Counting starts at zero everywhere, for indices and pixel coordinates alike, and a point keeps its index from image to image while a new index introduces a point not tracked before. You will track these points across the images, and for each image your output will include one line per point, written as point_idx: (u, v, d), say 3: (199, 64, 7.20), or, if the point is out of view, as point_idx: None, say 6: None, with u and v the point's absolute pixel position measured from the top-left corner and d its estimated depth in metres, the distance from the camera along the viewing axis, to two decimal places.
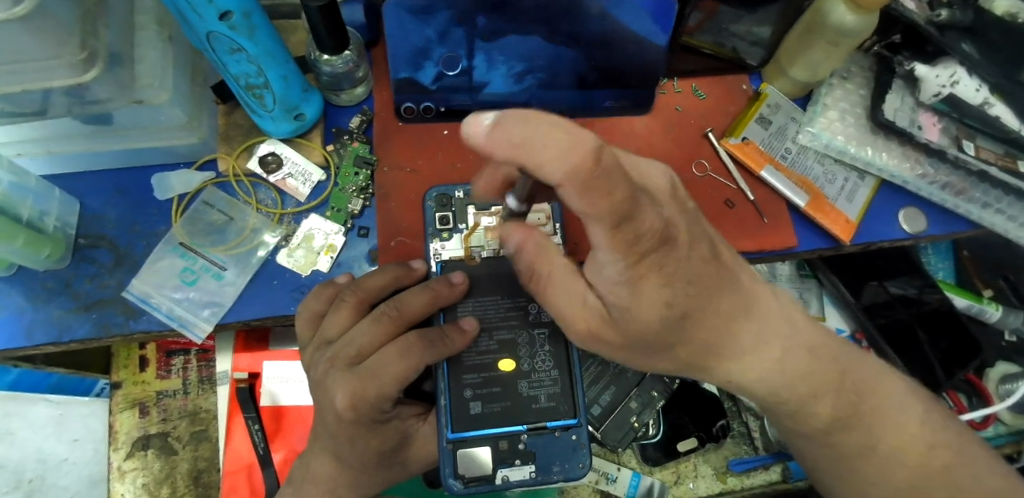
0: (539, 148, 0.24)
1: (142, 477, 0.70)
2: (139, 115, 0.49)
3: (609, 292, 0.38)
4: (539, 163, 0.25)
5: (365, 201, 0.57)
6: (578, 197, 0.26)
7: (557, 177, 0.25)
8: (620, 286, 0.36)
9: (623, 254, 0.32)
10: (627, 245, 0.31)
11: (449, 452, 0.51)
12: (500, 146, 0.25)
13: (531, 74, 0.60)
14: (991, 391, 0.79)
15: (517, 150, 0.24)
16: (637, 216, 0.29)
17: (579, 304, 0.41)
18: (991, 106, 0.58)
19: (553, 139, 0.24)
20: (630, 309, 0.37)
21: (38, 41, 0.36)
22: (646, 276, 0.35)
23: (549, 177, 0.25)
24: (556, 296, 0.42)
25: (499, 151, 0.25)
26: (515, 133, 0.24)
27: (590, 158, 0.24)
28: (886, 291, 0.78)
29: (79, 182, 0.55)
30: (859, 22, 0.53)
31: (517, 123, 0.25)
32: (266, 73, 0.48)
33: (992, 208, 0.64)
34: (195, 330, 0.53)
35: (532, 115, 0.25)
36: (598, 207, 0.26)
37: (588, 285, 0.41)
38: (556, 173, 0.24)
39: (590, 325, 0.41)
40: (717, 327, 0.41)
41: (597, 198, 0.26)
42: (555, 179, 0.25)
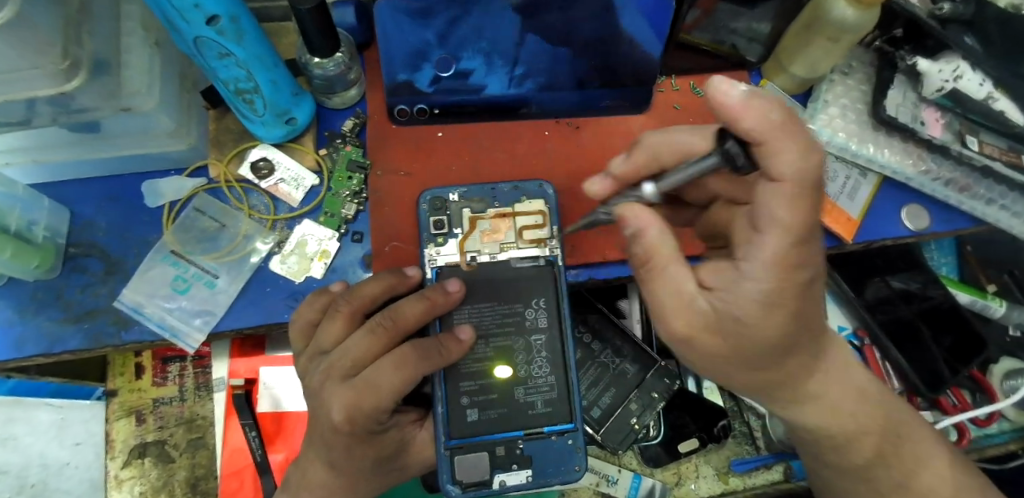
0: (787, 148, 0.32)
1: (139, 485, 0.69)
2: (127, 122, 0.48)
3: (732, 303, 0.35)
4: (779, 152, 0.32)
5: (359, 206, 0.56)
6: (790, 199, 0.32)
7: (787, 173, 0.32)
8: (755, 304, 0.34)
9: (783, 272, 0.33)
10: (790, 267, 0.33)
11: (446, 459, 0.50)
12: (755, 114, 0.32)
13: (529, 78, 0.59)
14: (995, 387, 0.78)
15: (772, 126, 0.31)
16: (812, 245, 0.33)
17: (684, 304, 0.36)
18: (996, 101, 0.57)
19: (800, 141, 0.32)
20: (749, 327, 0.35)
21: (16, 51, 0.35)
22: (783, 303, 0.34)
23: (782, 170, 0.32)
24: (660, 290, 0.37)
25: (750, 119, 0.32)
26: (776, 117, 0.31)
27: (820, 167, 0.32)
28: (888, 286, 0.78)
29: (68, 191, 0.55)
30: (859, 18, 0.52)
31: (777, 109, 0.32)
32: (256, 77, 0.48)
33: (996, 204, 0.63)
34: (188, 340, 0.52)
35: (793, 117, 0.32)
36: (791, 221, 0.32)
37: (698, 285, 0.36)
38: (789, 170, 0.32)
39: (690, 327, 0.36)
40: (799, 364, 0.42)
41: (796, 202, 0.32)
42: (785, 173, 0.32)
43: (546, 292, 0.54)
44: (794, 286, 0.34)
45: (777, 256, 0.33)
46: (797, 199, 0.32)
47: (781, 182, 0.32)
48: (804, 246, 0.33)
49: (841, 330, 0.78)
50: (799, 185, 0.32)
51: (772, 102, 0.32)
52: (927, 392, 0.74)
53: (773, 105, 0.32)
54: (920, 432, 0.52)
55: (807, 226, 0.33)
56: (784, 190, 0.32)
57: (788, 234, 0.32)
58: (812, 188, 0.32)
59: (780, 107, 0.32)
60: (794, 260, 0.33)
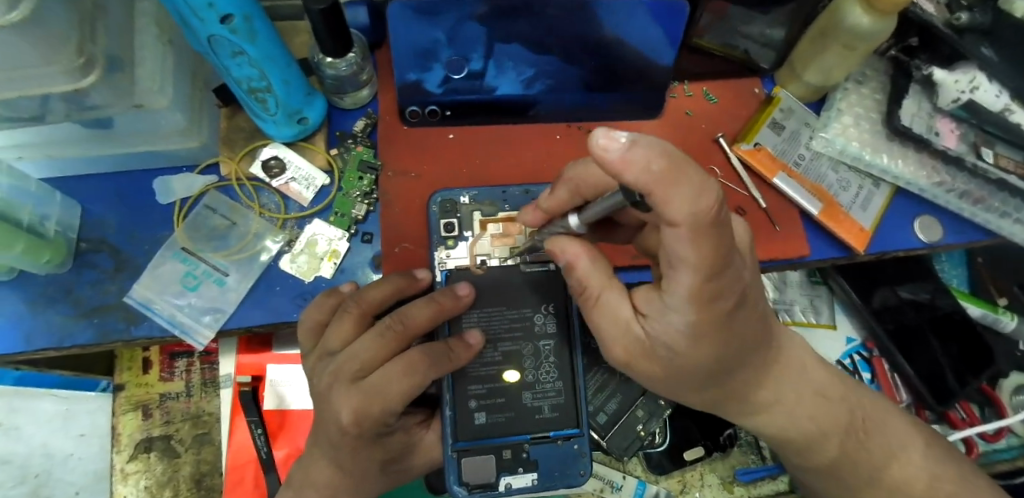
0: (679, 193, 0.27)
1: (144, 479, 0.69)
2: (139, 119, 0.48)
3: (662, 332, 0.37)
4: (667, 201, 0.27)
5: (369, 206, 0.57)
6: (691, 238, 0.29)
7: (680, 217, 0.28)
8: (679, 332, 0.36)
9: (699, 307, 0.34)
10: (709, 299, 0.33)
11: (453, 460, 0.50)
12: (637, 168, 0.26)
13: (538, 80, 0.59)
14: (1005, 401, 0.78)
15: (658, 179, 0.26)
16: (727, 274, 0.32)
17: (623, 331, 0.40)
18: (1013, 113, 0.57)
19: (698, 180, 0.27)
20: (680, 354, 0.38)
21: (31, 47, 0.35)
22: (707, 334, 0.36)
23: (675, 215, 0.28)
24: (602, 323, 0.41)
25: (631, 173, 0.26)
26: (659, 167, 0.26)
27: (715, 212, 0.28)
28: (896, 295, 0.77)
29: (80, 186, 0.55)
30: (875, 26, 0.52)
31: (660, 158, 0.26)
32: (268, 76, 0.48)
33: (1011, 217, 0.62)
34: (196, 337, 0.52)
35: (677, 157, 0.27)
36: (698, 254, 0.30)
37: (635, 310, 0.39)
38: (683, 215, 0.28)
39: (629, 353, 0.41)
40: (780, 376, 0.46)
41: (706, 244, 0.30)
42: (680, 218, 0.28)
43: (556, 298, 0.53)
44: (716, 314, 0.35)
45: (692, 290, 0.32)
46: (696, 239, 0.29)
47: (676, 226, 0.29)
48: (719, 277, 0.32)
49: (850, 341, 0.79)
50: (697, 228, 0.29)
51: (653, 151, 0.26)
52: (935, 405, 0.74)
53: (654, 155, 0.26)
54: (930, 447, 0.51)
55: (717, 258, 0.31)
56: (681, 232, 0.29)
57: (697, 270, 0.31)
58: (711, 228, 0.29)
59: (663, 153, 0.26)
60: (710, 291, 0.33)
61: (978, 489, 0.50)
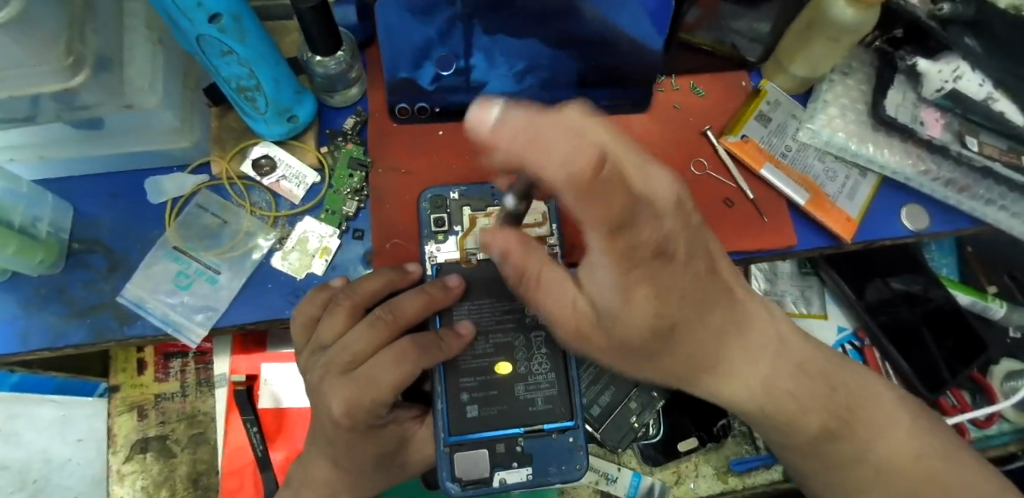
0: (549, 152, 0.21)
1: (141, 479, 0.70)
2: (129, 119, 0.49)
3: (602, 298, 0.35)
4: (542, 169, 0.22)
5: (360, 203, 0.57)
6: (577, 205, 0.23)
7: (560, 183, 0.22)
8: (612, 291, 0.34)
9: (619, 263, 0.30)
10: (622, 254, 0.29)
11: (445, 456, 0.51)
12: (505, 138, 0.22)
13: (531, 72, 0.59)
14: (995, 388, 0.78)
15: (525, 148, 0.22)
16: (637, 228, 0.27)
17: (569, 306, 0.39)
18: (996, 101, 0.58)
19: (564, 136, 0.22)
20: (619, 316, 0.36)
21: (21, 48, 0.36)
22: (639, 284, 0.33)
23: (553, 184, 0.22)
24: (545, 300, 0.39)
25: (503, 144, 0.23)
26: (524, 133, 0.22)
27: (595, 165, 0.21)
28: (888, 287, 0.78)
29: (72, 187, 0.55)
30: (860, 17, 0.52)
31: (524, 123, 0.22)
32: (258, 75, 0.48)
33: (996, 205, 0.63)
34: (189, 335, 0.53)
35: (541, 113, 0.22)
36: (594, 217, 0.24)
37: (577, 285, 0.38)
38: (559, 178, 0.22)
39: (579, 327, 0.40)
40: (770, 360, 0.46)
41: (597, 208, 0.23)
42: (557, 185, 0.22)
43: None
44: (636, 266, 0.30)
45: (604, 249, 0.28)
46: (586, 200, 0.22)
47: (560, 190, 0.23)
48: (631, 231, 0.27)
49: (841, 330, 0.79)
50: (579, 192, 0.22)
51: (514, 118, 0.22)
52: (926, 393, 0.74)
53: (517, 121, 0.22)
54: (921, 430, 0.52)
55: (622, 214, 0.25)
56: (568, 196, 0.23)
57: (600, 229, 0.25)
58: (599, 185, 0.22)
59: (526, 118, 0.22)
60: (624, 247, 0.28)
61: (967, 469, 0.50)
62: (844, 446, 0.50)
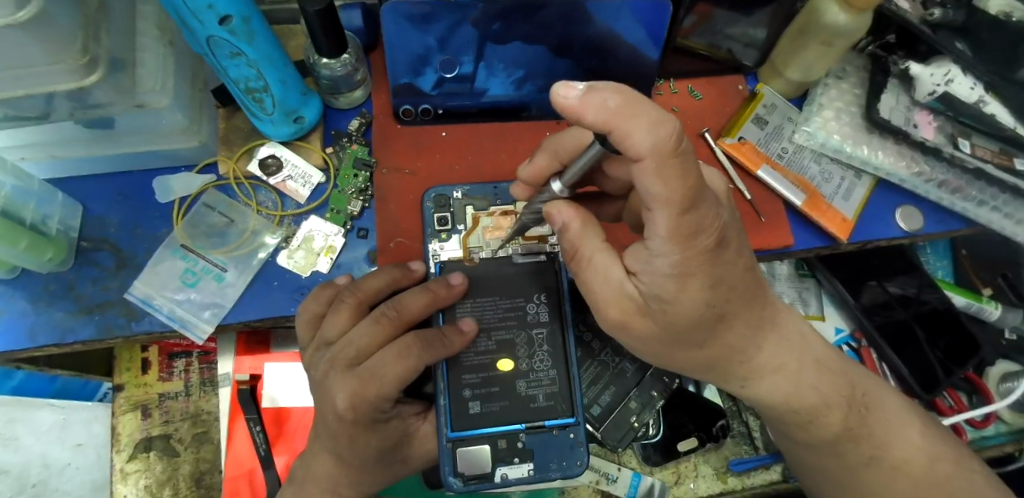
0: (638, 122, 0.30)
1: (144, 479, 0.70)
2: (140, 119, 0.50)
3: (653, 284, 0.37)
4: (628, 132, 0.30)
5: (365, 203, 0.58)
6: (656, 172, 0.31)
7: (644, 149, 0.30)
8: (667, 279, 0.36)
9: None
10: (687, 237, 0.34)
11: (448, 451, 0.51)
12: (593, 108, 0.31)
13: (529, 80, 0.60)
14: (991, 389, 0.79)
15: (612, 113, 0.31)
16: (702, 209, 0.33)
17: (614, 289, 0.41)
18: (987, 104, 0.58)
19: (650, 111, 0.30)
20: (671, 304, 0.38)
21: (38, 47, 0.37)
22: (694, 274, 0.36)
23: (638, 148, 0.30)
24: (590, 279, 0.41)
25: (590, 113, 0.31)
26: (613, 102, 0.31)
27: (674, 137, 0.30)
28: (885, 290, 0.78)
29: (82, 187, 0.56)
30: (851, 23, 0.54)
31: (615, 96, 0.31)
32: (265, 76, 0.49)
33: (988, 206, 0.64)
34: (195, 331, 0.53)
35: (635, 96, 0.31)
36: (672, 188, 0.31)
37: (625, 271, 0.40)
38: (646, 144, 0.30)
39: (625, 313, 0.41)
40: (772, 351, 0.46)
41: (675, 176, 0.31)
42: (642, 151, 0.30)
43: (547, 288, 0.55)
44: (699, 253, 0.35)
45: (670, 229, 0.33)
46: (662, 171, 0.31)
47: (641, 159, 0.31)
48: (695, 212, 0.33)
49: (838, 331, 0.80)
50: (659, 159, 0.30)
51: (607, 90, 0.31)
52: (922, 393, 0.75)
53: (609, 94, 0.31)
54: (922, 428, 0.52)
55: (689, 192, 0.32)
56: (647, 166, 0.31)
57: (670, 205, 0.32)
58: (675, 157, 0.30)
59: (617, 92, 0.31)
60: (689, 227, 0.33)
61: (971, 470, 0.50)
62: (846, 447, 0.50)
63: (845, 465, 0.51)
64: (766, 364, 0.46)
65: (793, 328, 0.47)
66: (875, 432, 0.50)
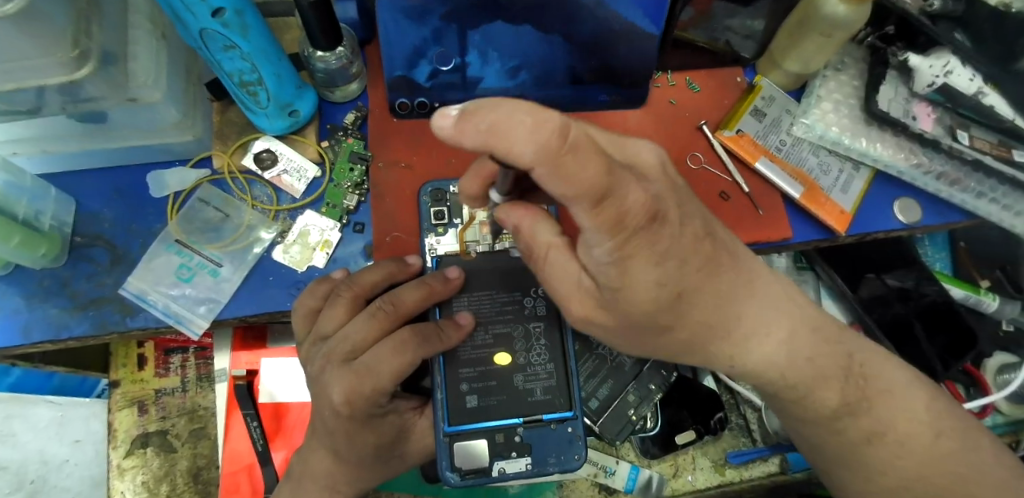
0: (510, 134, 0.25)
1: (141, 475, 0.70)
2: (133, 113, 0.49)
3: (603, 275, 0.36)
4: (509, 147, 0.25)
5: (361, 197, 0.57)
6: (555, 175, 0.26)
7: (528, 158, 0.25)
8: (653, 270, 0.35)
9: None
10: (614, 224, 0.30)
11: (445, 446, 0.51)
12: (468, 133, 0.26)
13: (523, 69, 0.59)
14: (989, 381, 0.79)
15: (487, 136, 0.26)
16: (621, 191, 0.29)
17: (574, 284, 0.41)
18: (985, 96, 0.58)
19: (524, 116, 0.25)
20: (627, 294, 0.37)
21: (28, 41, 0.36)
22: (635, 254, 0.34)
23: (521, 159, 0.25)
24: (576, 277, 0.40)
25: (468, 140, 0.27)
26: (484, 122, 0.26)
27: (556, 134, 0.25)
28: (884, 284, 0.77)
29: (74, 182, 0.56)
30: (851, 14, 0.53)
31: (489, 115, 0.26)
32: (259, 70, 0.48)
33: (987, 198, 0.64)
34: (191, 327, 0.53)
35: (502, 102, 0.26)
36: (574, 188, 0.26)
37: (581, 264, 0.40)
38: (529, 153, 0.25)
39: (586, 307, 0.42)
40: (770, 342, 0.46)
41: (579, 172, 0.26)
42: (526, 161, 0.25)
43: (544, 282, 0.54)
44: (631, 233, 0.32)
45: (593, 222, 0.30)
46: (562, 172, 0.26)
47: (533, 169, 0.26)
48: (612, 200, 0.29)
49: None
50: (550, 163, 0.25)
51: (481, 111, 0.26)
52: None
53: (483, 114, 0.26)
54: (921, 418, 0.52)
55: (600, 183, 0.27)
56: (541, 175, 0.26)
57: (582, 199, 0.27)
58: (564, 153, 0.25)
59: (491, 110, 0.26)
60: (613, 215, 0.30)
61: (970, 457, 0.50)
62: (844, 438, 0.50)
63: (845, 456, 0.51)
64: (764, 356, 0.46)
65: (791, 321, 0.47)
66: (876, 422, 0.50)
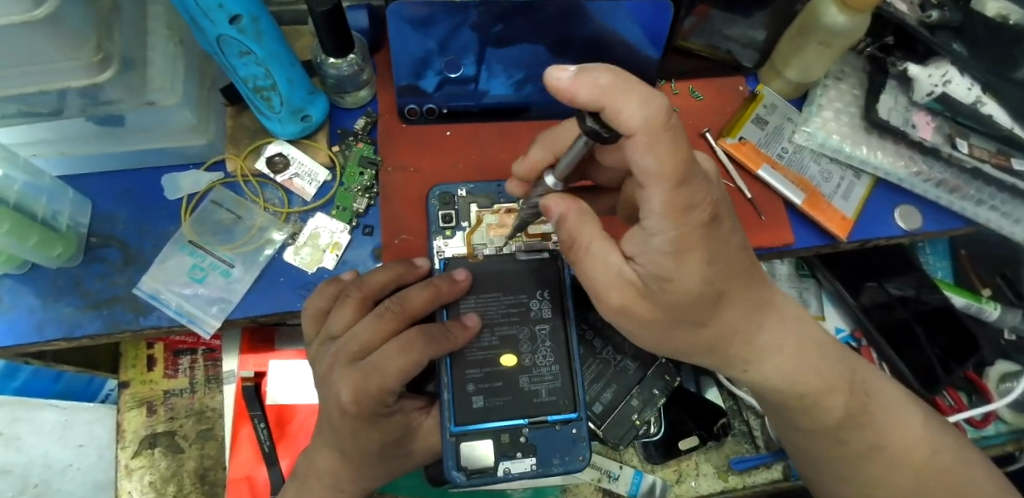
0: (625, 101, 0.32)
1: (148, 475, 0.70)
2: (149, 116, 0.51)
3: (650, 264, 0.38)
4: (620, 110, 0.32)
5: (370, 200, 0.59)
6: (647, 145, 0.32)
7: (636, 124, 0.32)
8: (665, 257, 0.37)
9: (677, 221, 0.35)
10: (682, 211, 0.35)
11: (451, 445, 0.52)
12: (585, 87, 0.32)
13: (530, 82, 0.62)
14: (991, 389, 0.79)
15: (603, 91, 0.32)
16: (693, 183, 0.34)
17: (612, 275, 0.41)
18: (984, 104, 0.59)
19: (639, 95, 0.32)
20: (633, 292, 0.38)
21: (54, 44, 0.38)
22: (693, 250, 0.37)
23: (629, 124, 0.32)
24: (590, 269, 0.41)
25: (583, 93, 0.32)
26: (606, 82, 0.32)
27: (662, 113, 0.32)
28: (885, 291, 0.79)
29: (92, 184, 0.57)
30: (849, 23, 0.54)
31: (608, 76, 0.32)
32: (273, 75, 0.50)
33: (986, 205, 0.65)
34: (203, 326, 0.54)
35: (625, 76, 0.32)
36: (665, 161, 0.33)
37: (623, 256, 0.40)
38: (637, 121, 0.32)
39: (624, 297, 0.41)
40: (776, 341, 0.47)
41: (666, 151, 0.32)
42: (633, 126, 0.32)
43: (549, 284, 0.55)
44: (694, 227, 0.36)
45: (665, 202, 0.34)
46: (653, 144, 0.32)
47: (633, 135, 0.32)
48: (687, 186, 0.34)
49: (839, 330, 0.81)
50: (651, 134, 0.32)
51: (600, 72, 0.32)
52: (923, 392, 0.75)
53: (602, 74, 0.32)
54: (921, 421, 0.52)
55: (680, 166, 0.33)
56: (639, 141, 0.32)
57: (663, 179, 0.33)
58: (665, 130, 0.32)
59: (609, 73, 0.32)
60: (684, 202, 0.34)
61: (972, 462, 0.50)
62: (846, 438, 0.50)
63: (846, 462, 0.51)
64: (771, 348, 0.47)
65: (790, 322, 0.48)
66: (876, 425, 0.51)
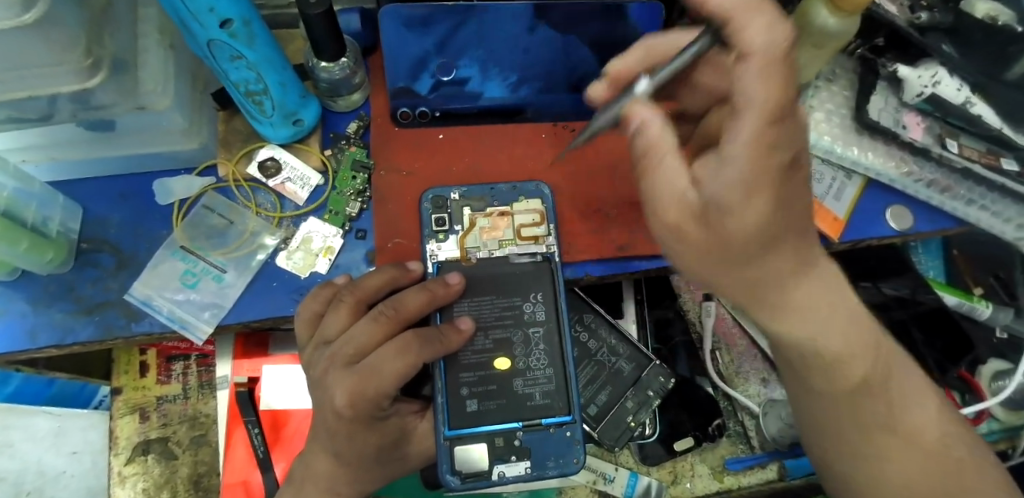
0: (749, 24, 0.31)
1: (142, 481, 0.70)
2: (141, 120, 0.51)
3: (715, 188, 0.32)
4: (744, 26, 0.31)
5: (363, 204, 0.59)
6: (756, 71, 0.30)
7: (757, 44, 0.31)
8: (735, 186, 0.31)
9: (763, 153, 0.30)
10: (767, 149, 0.30)
11: (445, 449, 0.51)
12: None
13: (525, 83, 0.62)
14: (984, 386, 0.80)
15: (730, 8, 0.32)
16: (790, 128, 0.31)
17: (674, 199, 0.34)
18: (973, 105, 0.60)
19: (760, 27, 0.31)
20: None
21: (44, 49, 0.38)
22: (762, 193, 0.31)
23: (750, 42, 0.31)
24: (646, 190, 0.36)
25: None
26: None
27: (784, 45, 0.30)
28: (880, 291, 0.79)
29: (83, 190, 0.57)
30: (840, 25, 0.55)
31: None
32: (265, 79, 0.50)
33: (977, 205, 0.65)
34: (195, 332, 0.54)
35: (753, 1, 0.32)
36: (768, 88, 0.30)
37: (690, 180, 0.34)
38: (756, 43, 0.31)
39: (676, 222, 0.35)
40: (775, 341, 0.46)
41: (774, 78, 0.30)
42: (753, 45, 0.31)
43: (543, 287, 0.55)
44: (773, 169, 0.31)
45: (754, 135, 0.30)
46: (768, 70, 0.30)
47: (749, 55, 0.31)
48: (781, 126, 0.30)
49: None
50: (768, 59, 0.30)
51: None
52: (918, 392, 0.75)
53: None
54: None
55: (783, 103, 0.30)
56: (752, 63, 0.30)
57: (763, 110, 0.30)
58: (782, 62, 0.30)
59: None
60: (774, 141, 0.30)
61: None
62: None
63: None
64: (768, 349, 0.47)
65: None
66: None
